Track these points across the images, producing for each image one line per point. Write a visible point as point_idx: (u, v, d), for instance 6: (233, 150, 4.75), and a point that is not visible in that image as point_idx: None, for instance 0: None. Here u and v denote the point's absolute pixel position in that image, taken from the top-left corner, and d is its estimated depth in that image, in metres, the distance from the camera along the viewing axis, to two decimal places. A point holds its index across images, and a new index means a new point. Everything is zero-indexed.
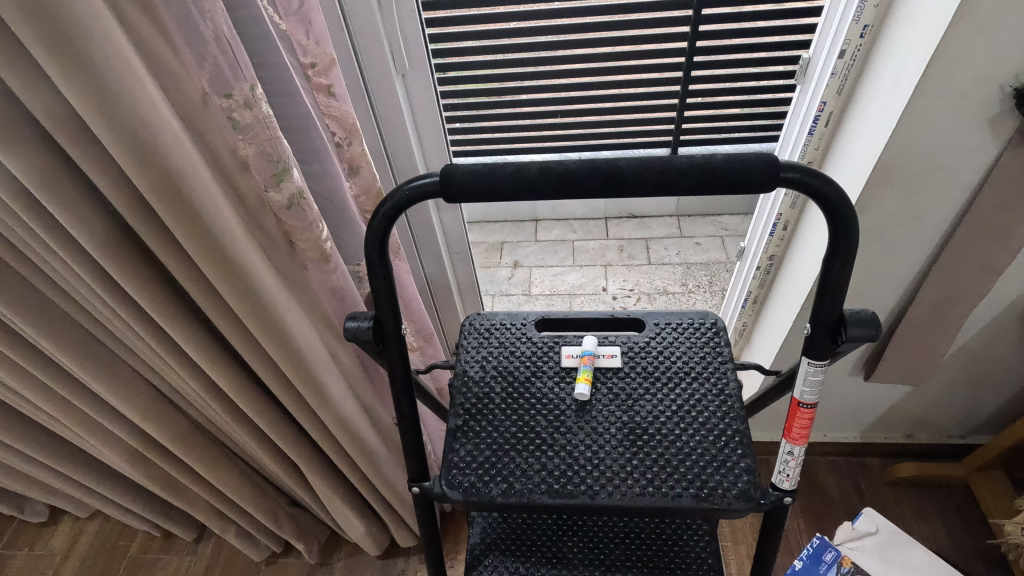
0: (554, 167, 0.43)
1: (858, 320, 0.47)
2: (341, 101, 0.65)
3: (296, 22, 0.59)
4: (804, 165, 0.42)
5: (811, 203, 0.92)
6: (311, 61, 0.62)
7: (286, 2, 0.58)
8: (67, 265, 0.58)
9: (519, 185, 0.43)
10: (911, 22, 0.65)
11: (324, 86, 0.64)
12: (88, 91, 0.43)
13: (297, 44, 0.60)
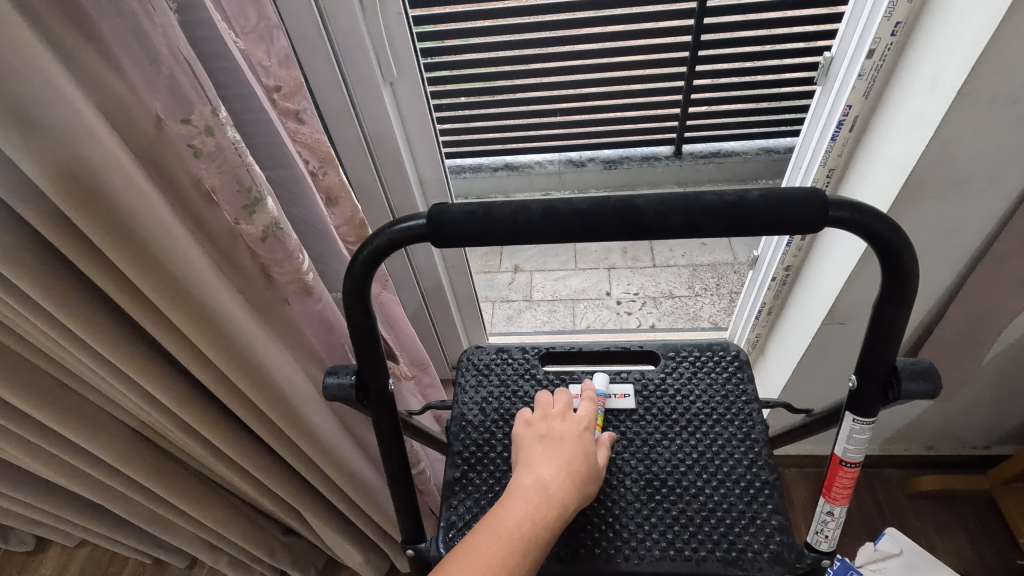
0: (559, 208, 0.37)
1: (912, 373, 0.41)
2: (311, 128, 0.60)
3: (256, 41, 0.53)
4: (855, 201, 0.36)
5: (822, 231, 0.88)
6: (275, 84, 0.56)
7: (243, 19, 0.51)
8: (14, 313, 0.52)
9: (518, 228, 0.37)
10: (953, 19, 0.58)
11: (292, 111, 0.59)
12: (15, 131, 0.37)
13: (259, 66, 0.55)
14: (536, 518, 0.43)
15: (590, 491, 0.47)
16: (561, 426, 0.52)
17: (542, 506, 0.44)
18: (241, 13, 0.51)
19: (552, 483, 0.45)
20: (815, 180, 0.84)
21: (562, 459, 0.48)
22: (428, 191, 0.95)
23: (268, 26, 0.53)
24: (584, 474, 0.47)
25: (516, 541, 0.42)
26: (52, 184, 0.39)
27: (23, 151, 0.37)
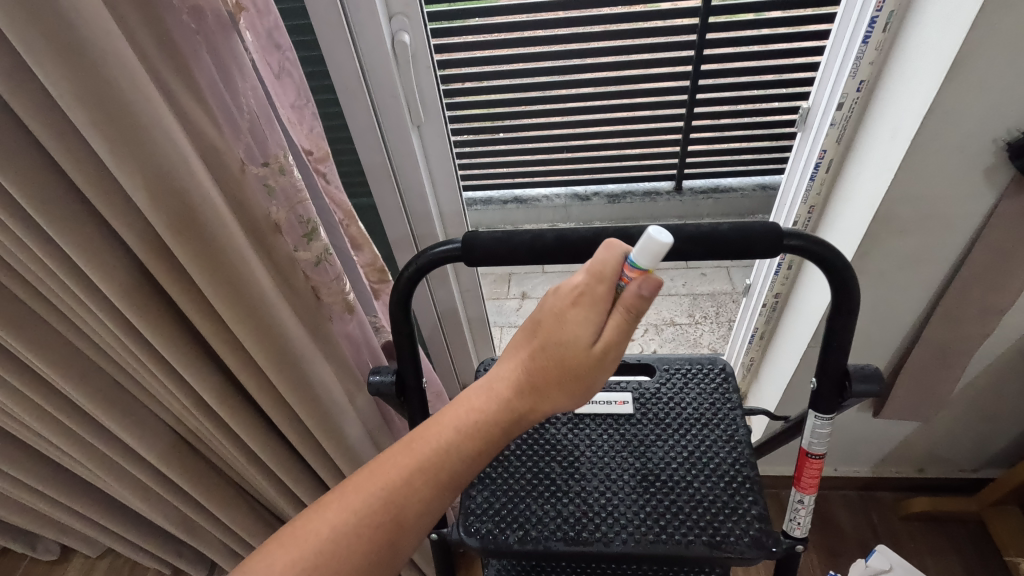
0: (569, 235, 0.46)
1: (863, 375, 0.49)
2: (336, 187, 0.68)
3: (295, 116, 0.61)
4: (807, 232, 0.45)
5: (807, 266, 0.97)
6: (307, 151, 0.65)
7: (286, 98, 0.60)
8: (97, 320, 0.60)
9: (536, 252, 0.46)
10: (906, 81, 0.68)
11: (323, 173, 0.67)
12: (141, 172, 0.46)
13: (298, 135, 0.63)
14: (475, 425, 0.48)
15: (559, 393, 0.47)
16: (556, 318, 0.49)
17: (481, 412, 0.48)
18: (286, 93, 0.60)
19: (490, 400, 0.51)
20: (798, 215, 0.93)
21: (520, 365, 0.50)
22: (448, 222, 1.04)
23: (307, 110, 0.62)
24: (547, 369, 0.46)
25: (452, 448, 0.48)
26: (161, 216, 0.49)
27: (144, 190, 0.47)
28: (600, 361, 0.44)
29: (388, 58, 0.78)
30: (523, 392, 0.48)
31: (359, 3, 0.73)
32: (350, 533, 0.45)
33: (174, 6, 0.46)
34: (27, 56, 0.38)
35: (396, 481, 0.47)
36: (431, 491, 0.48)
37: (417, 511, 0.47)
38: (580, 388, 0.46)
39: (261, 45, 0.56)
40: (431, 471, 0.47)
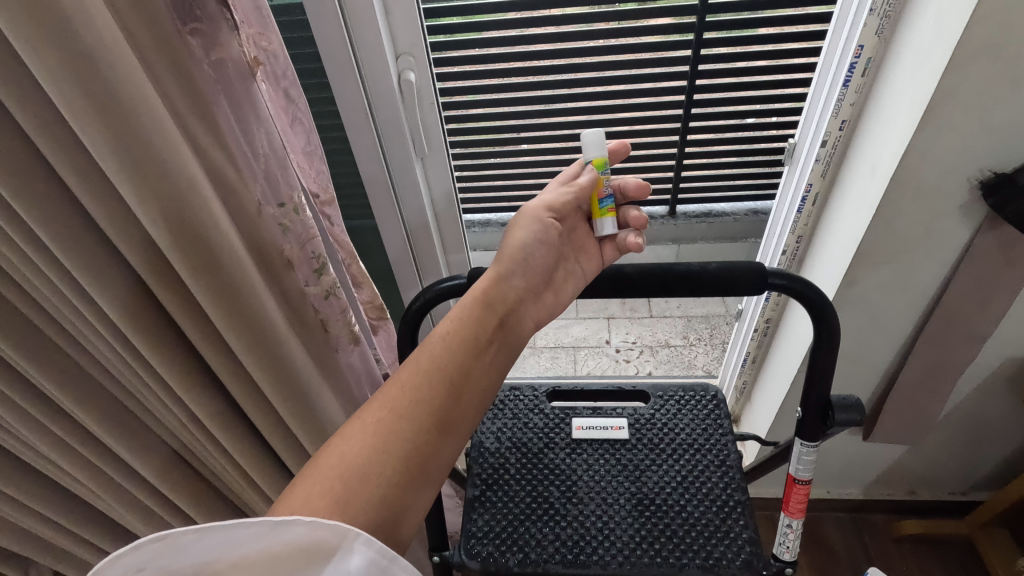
0: None
1: (843, 405, 0.52)
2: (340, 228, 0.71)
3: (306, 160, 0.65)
4: (787, 271, 0.48)
5: (792, 302, 1.03)
6: (315, 192, 0.68)
7: (298, 142, 0.64)
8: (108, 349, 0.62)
9: None
10: (883, 123, 0.72)
11: (327, 215, 0.70)
12: (160, 213, 0.49)
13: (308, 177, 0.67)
14: (462, 331, 0.56)
15: (511, 266, 0.61)
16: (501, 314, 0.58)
17: (458, 312, 0.57)
18: (298, 139, 0.64)
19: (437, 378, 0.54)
20: (786, 244, 0.96)
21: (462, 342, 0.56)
22: (449, 248, 1.08)
23: (314, 151, 0.66)
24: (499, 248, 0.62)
25: (450, 359, 0.54)
26: (180, 253, 0.52)
27: (163, 228, 0.50)
28: (528, 217, 0.63)
29: (395, 96, 0.82)
30: (490, 283, 0.59)
31: (369, 46, 0.77)
32: (375, 445, 0.49)
33: (199, 58, 0.51)
34: (64, 107, 0.41)
35: (406, 396, 0.51)
36: (441, 400, 0.52)
37: (436, 423, 0.51)
38: (517, 253, 0.62)
39: (276, 95, 0.60)
40: (435, 381, 0.53)
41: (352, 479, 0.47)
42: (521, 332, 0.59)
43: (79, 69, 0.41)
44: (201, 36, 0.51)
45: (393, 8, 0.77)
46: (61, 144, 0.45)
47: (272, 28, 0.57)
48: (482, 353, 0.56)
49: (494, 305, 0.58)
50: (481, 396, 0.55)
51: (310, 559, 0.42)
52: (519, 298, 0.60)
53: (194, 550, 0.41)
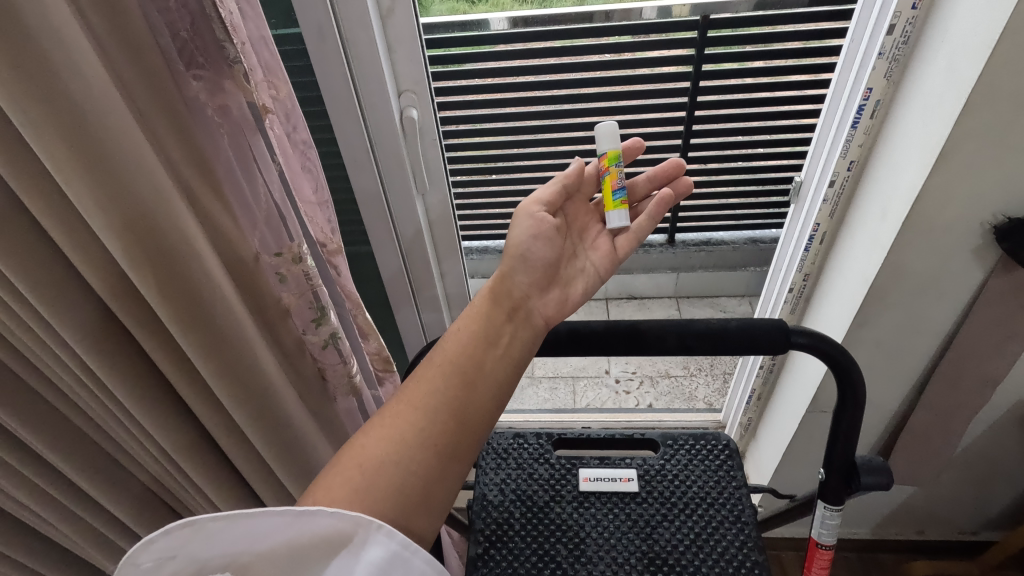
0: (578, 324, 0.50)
1: (869, 468, 0.52)
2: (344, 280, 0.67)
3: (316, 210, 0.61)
4: (809, 329, 0.50)
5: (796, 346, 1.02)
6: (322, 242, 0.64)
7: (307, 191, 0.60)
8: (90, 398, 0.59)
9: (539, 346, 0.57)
10: (893, 165, 0.71)
11: (335, 264, 0.66)
12: (146, 263, 0.48)
13: (317, 227, 0.63)
14: (472, 327, 0.57)
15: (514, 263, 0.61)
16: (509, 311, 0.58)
17: (466, 312, 0.58)
18: (307, 187, 0.60)
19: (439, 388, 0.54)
20: (794, 282, 0.95)
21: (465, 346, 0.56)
22: (449, 283, 1.06)
23: (323, 205, 0.62)
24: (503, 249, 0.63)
25: (461, 354, 0.55)
26: (168, 307, 0.51)
27: (151, 282, 0.49)
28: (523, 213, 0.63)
29: (396, 133, 0.81)
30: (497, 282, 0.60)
31: (371, 83, 0.75)
32: (392, 438, 0.51)
33: (201, 102, 0.50)
34: (49, 160, 0.40)
35: (421, 392, 0.54)
36: (453, 394, 0.53)
37: (449, 417, 0.52)
38: (519, 250, 0.61)
39: (285, 142, 0.56)
40: (446, 377, 0.54)
41: (372, 470, 0.50)
42: (532, 325, 0.58)
43: (70, 124, 0.41)
44: (205, 82, 0.50)
45: (396, 45, 0.75)
46: (46, 196, 0.44)
47: (284, 75, 0.54)
48: (493, 346, 0.56)
49: (501, 300, 0.58)
50: (497, 388, 0.55)
51: (332, 545, 0.47)
52: (528, 293, 0.60)
53: (221, 541, 0.46)
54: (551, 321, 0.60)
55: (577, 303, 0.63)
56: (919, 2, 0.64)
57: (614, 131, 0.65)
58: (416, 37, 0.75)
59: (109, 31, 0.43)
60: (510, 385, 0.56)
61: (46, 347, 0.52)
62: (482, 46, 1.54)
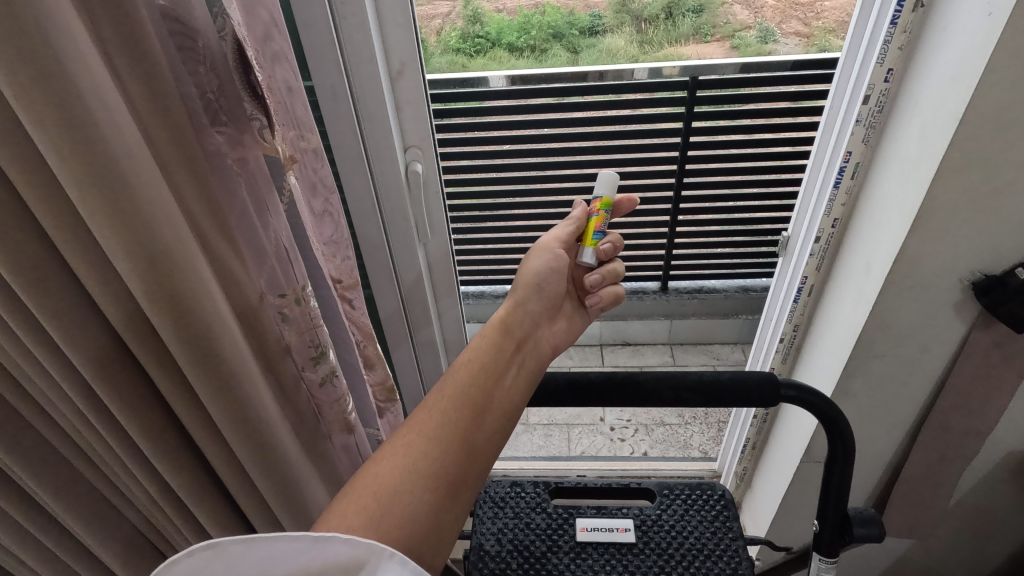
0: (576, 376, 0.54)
1: (862, 519, 0.55)
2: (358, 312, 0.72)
3: (334, 249, 0.67)
4: (797, 381, 0.53)
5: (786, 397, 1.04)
6: (338, 278, 0.69)
7: (325, 231, 0.65)
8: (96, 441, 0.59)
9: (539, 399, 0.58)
10: (875, 223, 0.75)
11: (347, 298, 0.71)
12: (167, 306, 0.49)
13: (332, 265, 0.68)
14: (482, 357, 0.59)
15: (524, 292, 0.66)
16: (522, 338, 0.63)
17: (475, 341, 0.61)
18: (325, 229, 0.65)
19: (454, 413, 0.55)
20: (783, 332, 0.97)
21: (482, 370, 0.59)
22: (447, 327, 1.08)
23: (342, 241, 0.67)
24: (516, 278, 0.68)
25: (471, 382, 0.57)
26: (181, 345, 0.52)
27: (169, 323, 0.50)
28: (539, 249, 0.68)
29: (401, 184, 0.84)
30: (506, 313, 0.65)
31: (378, 138, 0.79)
32: (405, 464, 0.52)
33: (222, 153, 0.53)
34: (83, 211, 0.42)
35: (432, 419, 0.55)
36: (464, 421, 0.54)
37: (459, 443, 0.53)
38: (532, 281, 0.66)
39: (307, 188, 0.62)
40: (457, 404, 0.55)
41: (385, 497, 0.50)
42: (538, 354, 0.63)
43: (101, 171, 0.42)
44: (227, 136, 0.53)
45: (404, 104, 0.80)
46: (77, 243, 0.45)
47: (314, 131, 0.60)
48: (502, 374, 0.59)
49: (511, 330, 0.63)
50: (506, 416, 0.57)
51: (346, 574, 0.45)
52: (533, 323, 0.65)
53: (240, 565, 0.44)
54: (554, 350, 0.65)
55: (575, 335, 0.70)
56: (890, 75, 0.69)
57: (618, 179, 0.65)
58: (423, 97, 0.79)
59: (140, 86, 0.46)
60: (518, 414, 0.57)
61: (57, 390, 0.53)
62: (478, 102, 1.63)
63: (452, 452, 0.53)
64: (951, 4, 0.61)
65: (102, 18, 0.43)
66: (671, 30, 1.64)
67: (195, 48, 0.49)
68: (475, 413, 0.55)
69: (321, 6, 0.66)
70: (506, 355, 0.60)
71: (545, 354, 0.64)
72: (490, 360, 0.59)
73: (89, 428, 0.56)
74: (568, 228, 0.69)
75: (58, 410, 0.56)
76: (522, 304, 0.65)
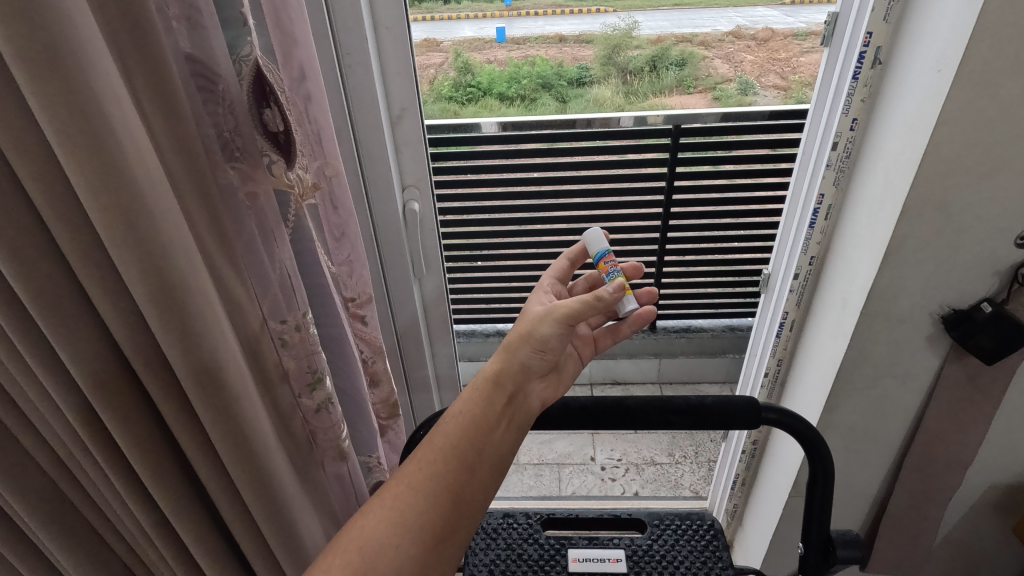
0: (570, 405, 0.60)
1: (845, 542, 0.58)
2: (372, 328, 0.75)
3: (344, 267, 0.69)
4: (779, 406, 0.57)
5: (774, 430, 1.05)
6: (351, 296, 0.72)
7: (338, 253, 0.68)
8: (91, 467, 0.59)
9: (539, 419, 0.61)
10: (849, 259, 0.79)
11: (360, 316, 0.74)
12: (177, 329, 0.51)
13: (341, 282, 0.71)
14: (473, 412, 0.55)
15: (528, 349, 0.58)
16: (516, 399, 0.58)
17: (468, 392, 0.57)
18: (339, 249, 0.69)
19: (443, 469, 0.53)
20: (768, 367, 1.00)
21: (474, 425, 0.55)
22: (440, 363, 1.09)
23: (357, 261, 0.70)
24: (516, 331, 0.60)
25: (461, 437, 0.54)
26: (189, 371, 0.53)
27: (178, 348, 0.52)
28: (553, 314, 0.58)
29: (399, 222, 0.88)
30: (501, 364, 0.58)
31: (379, 177, 0.83)
32: (392, 519, 0.51)
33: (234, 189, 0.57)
34: (107, 238, 0.45)
35: (421, 472, 0.53)
36: (453, 476, 0.53)
37: (447, 499, 0.52)
38: (533, 341, 0.58)
39: (325, 210, 0.66)
40: (447, 458, 0.53)
41: (371, 553, 0.50)
42: (526, 411, 0.58)
43: (128, 205, 0.45)
44: (240, 171, 0.56)
45: (403, 147, 0.84)
46: (93, 267, 0.47)
47: (336, 160, 0.64)
48: (492, 431, 0.56)
49: (506, 385, 0.57)
50: (495, 467, 0.55)
51: None
52: (528, 376, 0.59)
53: None
54: (543, 406, 0.60)
55: (565, 387, 0.64)
56: (854, 124, 0.75)
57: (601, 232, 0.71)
58: (421, 140, 0.84)
59: (164, 124, 0.49)
60: (505, 467, 0.56)
61: (58, 413, 0.54)
62: (471, 145, 1.72)
63: (441, 509, 0.52)
64: (905, 63, 0.67)
65: (135, 67, 0.46)
66: (655, 82, 1.61)
67: (215, 92, 0.53)
68: (464, 470, 0.53)
69: (328, 57, 0.72)
70: (498, 413, 0.56)
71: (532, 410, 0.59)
72: (482, 419, 0.55)
73: (86, 453, 0.57)
74: (592, 304, 0.57)
75: (56, 433, 0.56)
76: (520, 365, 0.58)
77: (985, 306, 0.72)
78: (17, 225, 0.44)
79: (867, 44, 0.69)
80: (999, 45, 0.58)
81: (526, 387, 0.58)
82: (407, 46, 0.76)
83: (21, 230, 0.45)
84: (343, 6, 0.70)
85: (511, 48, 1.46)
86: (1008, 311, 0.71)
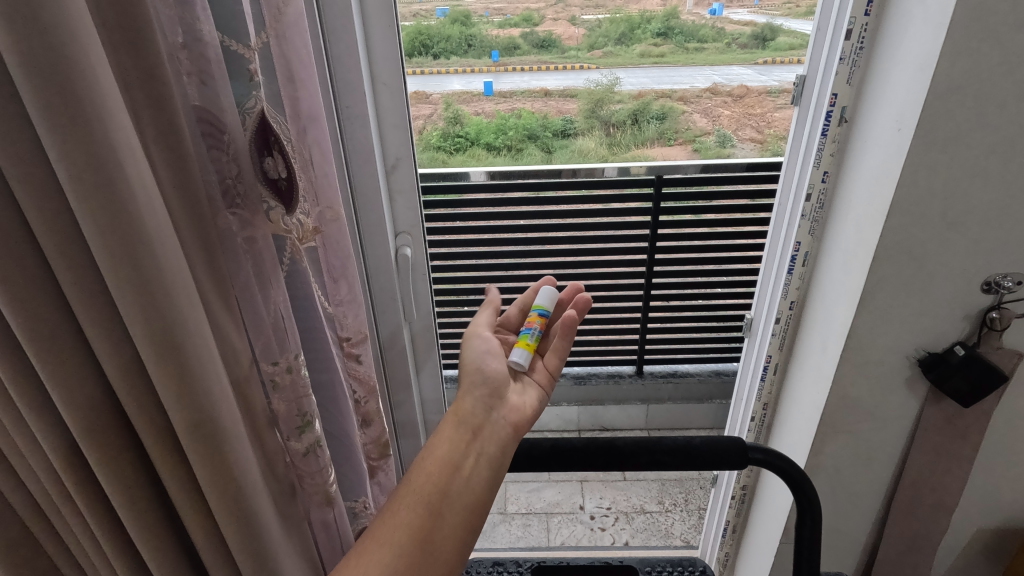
0: (561, 446, 0.60)
1: None
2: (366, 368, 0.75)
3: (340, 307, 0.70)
4: (765, 446, 0.58)
5: (764, 477, 1.05)
6: (346, 335, 0.71)
7: (336, 293, 0.69)
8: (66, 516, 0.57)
9: (532, 459, 0.61)
10: (827, 303, 0.82)
11: (354, 355, 0.73)
12: (172, 369, 0.51)
13: (336, 324, 0.71)
14: (439, 453, 0.58)
15: (477, 382, 0.62)
16: (483, 429, 0.60)
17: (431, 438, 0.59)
18: (336, 291, 0.69)
19: (408, 514, 0.54)
20: (754, 411, 1.01)
21: (436, 467, 0.57)
22: (428, 408, 1.09)
23: (353, 302, 0.70)
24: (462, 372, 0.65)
25: (426, 480, 0.56)
26: (180, 411, 0.53)
27: (172, 388, 0.52)
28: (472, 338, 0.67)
29: (390, 267, 0.89)
30: (459, 404, 0.61)
31: (371, 223, 0.86)
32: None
33: (232, 233, 0.58)
34: (109, 277, 0.46)
35: (387, 524, 0.54)
36: (419, 519, 0.54)
37: (414, 543, 0.53)
38: (472, 369, 0.64)
39: (323, 252, 0.67)
40: (413, 503, 0.55)
41: None
42: (498, 439, 0.59)
43: (132, 245, 0.46)
44: (239, 216, 0.58)
45: (397, 195, 0.87)
46: (90, 305, 0.48)
47: (338, 205, 0.65)
48: (462, 467, 0.57)
49: (466, 421, 0.60)
50: (470, 504, 0.56)
51: None
52: (490, 407, 0.61)
53: None
54: (516, 431, 0.61)
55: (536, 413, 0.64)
56: (825, 177, 0.79)
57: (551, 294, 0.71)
58: (415, 190, 0.87)
59: (170, 170, 0.51)
60: (484, 503, 0.56)
61: (40, 457, 0.52)
62: (459, 194, 1.78)
63: (407, 555, 0.52)
64: (867, 120, 0.72)
65: (144, 114, 0.49)
66: (637, 134, 1.71)
67: (220, 140, 0.56)
68: (430, 511, 0.54)
69: (329, 109, 0.75)
70: (463, 449, 0.58)
71: (509, 437, 0.60)
72: (446, 458, 0.57)
73: (64, 500, 0.55)
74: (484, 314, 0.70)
75: (36, 478, 0.54)
76: (471, 394, 0.62)
77: (958, 349, 0.74)
78: (20, 263, 0.45)
79: (833, 104, 0.74)
80: (953, 104, 0.63)
81: (489, 414, 0.61)
82: (403, 100, 0.80)
83: (25, 269, 0.46)
84: (343, 63, 0.74)
85: (500, 102, 1.52)
86: (979, 353, 0.74)
